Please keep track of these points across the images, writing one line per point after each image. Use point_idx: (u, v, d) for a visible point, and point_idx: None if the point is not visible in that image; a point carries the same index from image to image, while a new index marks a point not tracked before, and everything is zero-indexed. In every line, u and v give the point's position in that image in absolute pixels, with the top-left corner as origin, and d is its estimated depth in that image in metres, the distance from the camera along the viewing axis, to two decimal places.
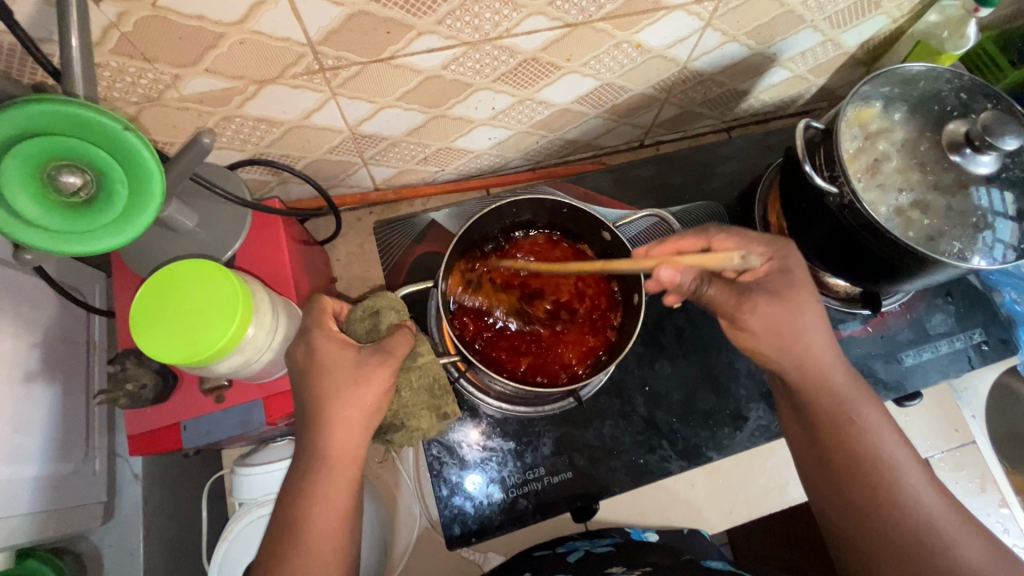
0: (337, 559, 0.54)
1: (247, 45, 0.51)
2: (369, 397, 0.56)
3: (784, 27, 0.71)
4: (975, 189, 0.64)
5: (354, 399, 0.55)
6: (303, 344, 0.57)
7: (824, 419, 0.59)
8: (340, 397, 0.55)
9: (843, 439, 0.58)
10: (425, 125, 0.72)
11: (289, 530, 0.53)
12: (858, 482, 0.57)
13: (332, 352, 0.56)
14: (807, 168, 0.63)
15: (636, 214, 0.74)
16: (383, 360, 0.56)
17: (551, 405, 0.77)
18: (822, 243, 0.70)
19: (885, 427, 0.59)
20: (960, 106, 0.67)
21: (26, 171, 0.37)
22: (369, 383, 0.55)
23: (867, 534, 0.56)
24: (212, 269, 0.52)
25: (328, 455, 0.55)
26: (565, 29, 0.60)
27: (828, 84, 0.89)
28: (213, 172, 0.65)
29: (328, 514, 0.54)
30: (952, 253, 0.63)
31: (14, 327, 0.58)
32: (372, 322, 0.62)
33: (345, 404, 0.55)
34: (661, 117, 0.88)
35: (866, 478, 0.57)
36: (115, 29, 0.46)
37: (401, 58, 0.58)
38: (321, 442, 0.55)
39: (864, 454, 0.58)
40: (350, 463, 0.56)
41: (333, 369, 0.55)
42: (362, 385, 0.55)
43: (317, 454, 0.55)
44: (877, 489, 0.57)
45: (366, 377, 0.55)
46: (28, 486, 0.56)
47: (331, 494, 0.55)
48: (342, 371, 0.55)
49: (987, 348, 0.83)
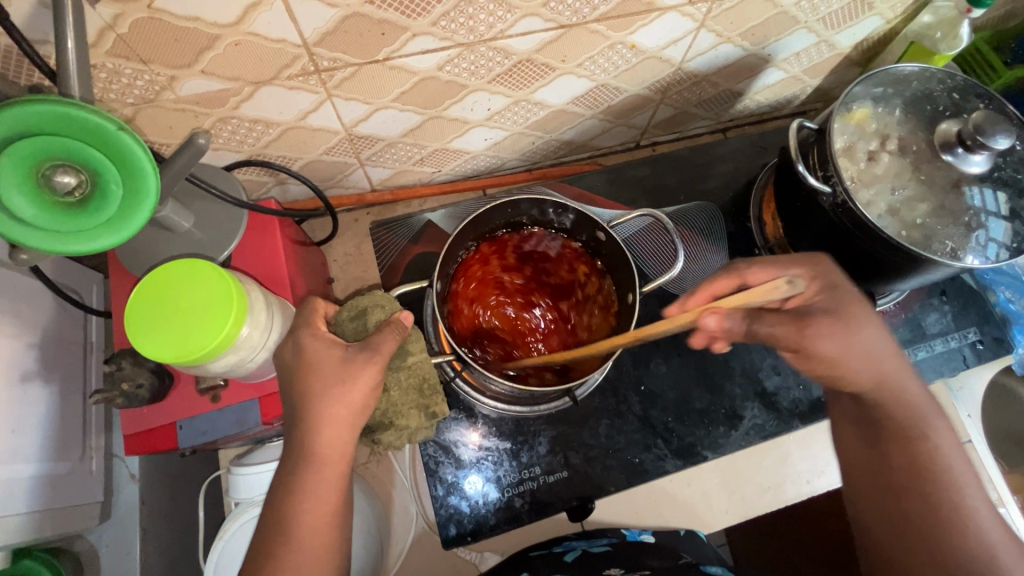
0: (327, 556, 0.54)
1: (242, 46, 0.51)
2: (358, 394, 0.56)
3: (778, 28, 0.71)
4: (967, 189, 0.65)
5: (344, 396, 0.55)
6: (292, 342, 0.57)
7: (880, 426, 0.59)
8: (330, 394, 0.55)
9: (899, 448, 0.58)
10: (421, 126, 0.72)
11: (279, 527, 0.54)
12: (909, 493, 0.57)
13: (323, 350, 0.56)
14: (800, 168, 0.63)
15: (630, 214, 0.74)
16: (372, 357, 0.56)
17: (547, 405, 0.75)
18: (816, 242, 0.70)
19: (947, 438, 0.58)
20: (952, 106, 0.68)
21: (21, 172, 0.37)
22: (361, 381, 0.56)
23: (911, 545, 0.55)
24: (207, 270, 0.52)
25: (318, 452, 0.55)
26: (559, 30, 0.60)
27: (823, 84, 0.90)
28: (209, 173, 0.66)
29: (317, 510, 0.54)
30: (944, 252, 0.63)
31: (11, 327, 0.58)
32: (360, 322, 0.63)
33: (334, 401, 0.55)
34: (656, 117, 0.88)
35: (920, 490, 0.56)
36: (111, 31, 0.47)
37: (397, 59, 0.58)
38: (311, 439, 0.55)
39: (922, 465, 0.57)
40: (339, 459, 0.56)
41: (322, 367, 0.55)
42: (351, 382, 0.55)
43: (307, 451, 0.55)
44: (927, 502, 0.56)
45: (355, 375, 0.56)
46: (24, 485, 0.57)
47: (321, 491, 0.55)
48: (331, 368, 0.55)
49: (982, 347, 0.84)
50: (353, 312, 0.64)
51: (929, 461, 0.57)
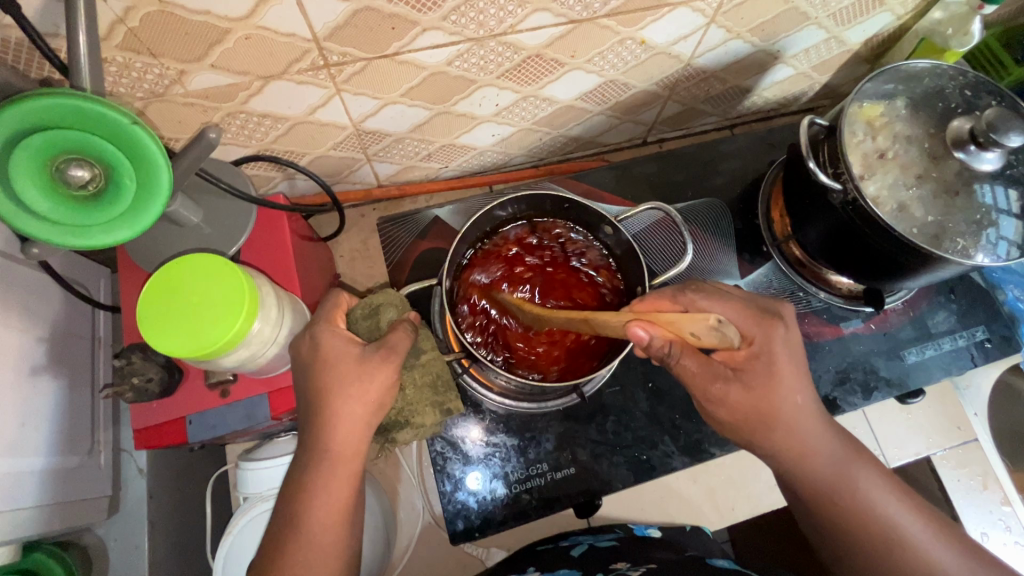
0: (337, 552, 0.54)
1: (253, 40, 0.51)
2: (373, 393, 0.56)
3: (788, 24, 0.71)
4: (979, 186, 0.65)
5: (357, 395, 0.55)
6: (308, 337, 0.57)
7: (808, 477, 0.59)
8: (344, 392, 0.55)
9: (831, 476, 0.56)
10: (429, 121, 0.72)
11: (290, 523, 0.54)
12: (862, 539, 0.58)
13: (340, 348, 0.56)
14: (811, 164, 0.63)
15: (638, 209, 0.74)
16: (386, 356, 0.57)
17: (557, 401, 0.76)
18: (828, 240, 0.70)
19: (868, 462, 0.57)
20: (964, 103, 0.68)
21: (34, 164, 0.37)
22: (373, 379, 0.56)
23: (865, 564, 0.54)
24: (220, 264, 0.52)
25: (329, 449, 0.55)
26: (570, 25, 0.60)
27: (831, 81, 0.89)
28: (221, 169, 0.66)
29: (328, 507, 0.54)
30: (955, 250, 0.63)
31: (21, 322, 0.58)
32: (372, 321, 0.63)
33: (348, 399, 0.55)
34: (664, 114, 0.88)
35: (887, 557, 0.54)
36: (122, 24, 0.46)
37: (406, 54, 0.58)
38: (324, 436, 0.55)
39: (877, 525, 0.54)
40: (351, 457, 0.56)
41: (337, 364, 0.55)
42: (365, 381, 0.56)
43: (318, 448, 0.55)
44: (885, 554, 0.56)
45: (371, 374, 0.56)
46: (34, 478, 0.57)
47: (332, 489, 0.55)
48: (345, 365, 0.56)
49: (990, 346, 0.83)
50: (366, 310, 0.64)
51: (896, 518, 0.54)
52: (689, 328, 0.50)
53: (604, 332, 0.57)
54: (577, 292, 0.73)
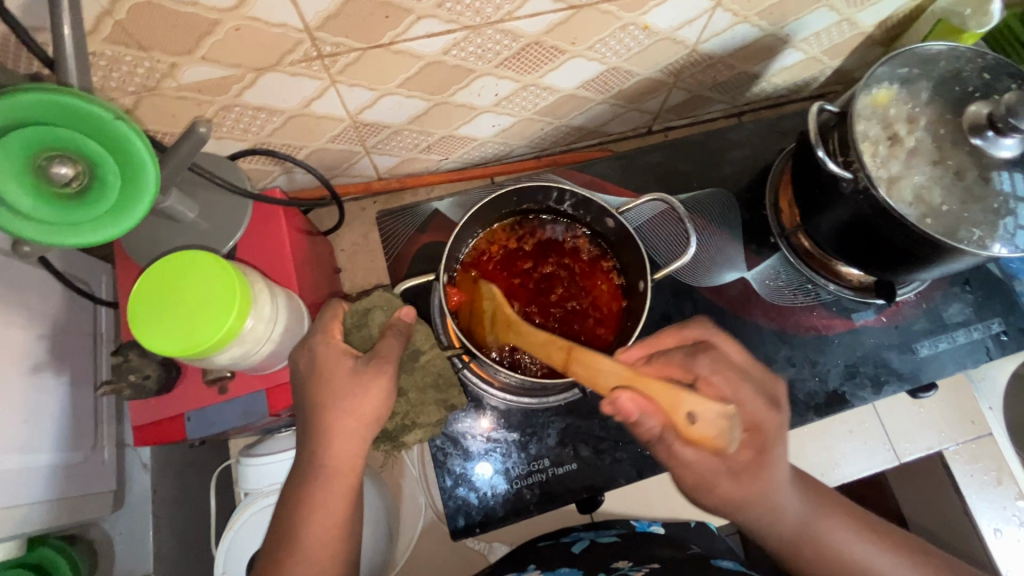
0: (331, 564, 0.55)
1: (243, 31, 0.50)
2: (366, 403, 0.55)
3: (798, 7, 0.68)
4: (997, 173, 0.62)
5: (353, 405, 0.55)
6: (305, 349, 0.57)
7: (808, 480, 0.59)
8: (339, 403, 0.55)
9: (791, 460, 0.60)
10: (427, 112, 0.71)
11: (289, 534, 0.54)
12: None
13: (333, 359, 0.56)
14: (820, 153, 0.61)
15: (637, 201, 0.71)
16: (379, 366, 0.56)
17: (558, 396, 0.75)
18: (837, 230, 0.68)
19: None
20: (982, 86, 0.65)
21: (17, 161, 0.36)
22: (367, 392, 0.55)
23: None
24: (212, 261, 0.51)
25: (324, 461, 0.55)
26: (570, 10, 0.58)
27: (843, 65, 0.86)
28: (216, 164, 0.65)
29: (324, 520, 0.55)
30: (971, 241, 0.60)
31: (23, 319, 0.58)
32: (365, 329, 0.61)
33: (343, 410, 0.55)
34: (669, 102, 0.86)
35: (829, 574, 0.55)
36: (109, 17, 0.45)
37: (402, 43, 0.56)
38: (322, 446, 0.55)
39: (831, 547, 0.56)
40: (346, 471, 0.56)
41: (330, 375, 0.55)
42: (360, 391, 0.55)
43: (316, 460, 0.55)
44: None
45: (364, 385, 0.55)
46: (42, 474, 0.57)
47: (329, 501, 0.55)
48: (338, 380, 0.55)
49: (1007, 338, 0.81)
50: (357, 317, 0.62)
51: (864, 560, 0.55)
52: (688, 405, 0.48)
53: (579, 372, 0.56)
54: (591, 281, 0.74)
